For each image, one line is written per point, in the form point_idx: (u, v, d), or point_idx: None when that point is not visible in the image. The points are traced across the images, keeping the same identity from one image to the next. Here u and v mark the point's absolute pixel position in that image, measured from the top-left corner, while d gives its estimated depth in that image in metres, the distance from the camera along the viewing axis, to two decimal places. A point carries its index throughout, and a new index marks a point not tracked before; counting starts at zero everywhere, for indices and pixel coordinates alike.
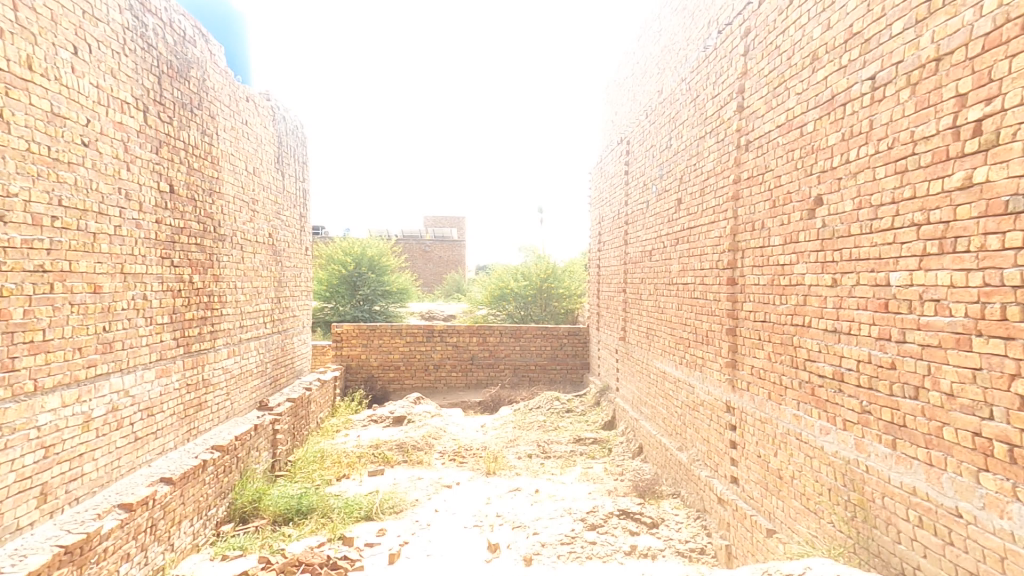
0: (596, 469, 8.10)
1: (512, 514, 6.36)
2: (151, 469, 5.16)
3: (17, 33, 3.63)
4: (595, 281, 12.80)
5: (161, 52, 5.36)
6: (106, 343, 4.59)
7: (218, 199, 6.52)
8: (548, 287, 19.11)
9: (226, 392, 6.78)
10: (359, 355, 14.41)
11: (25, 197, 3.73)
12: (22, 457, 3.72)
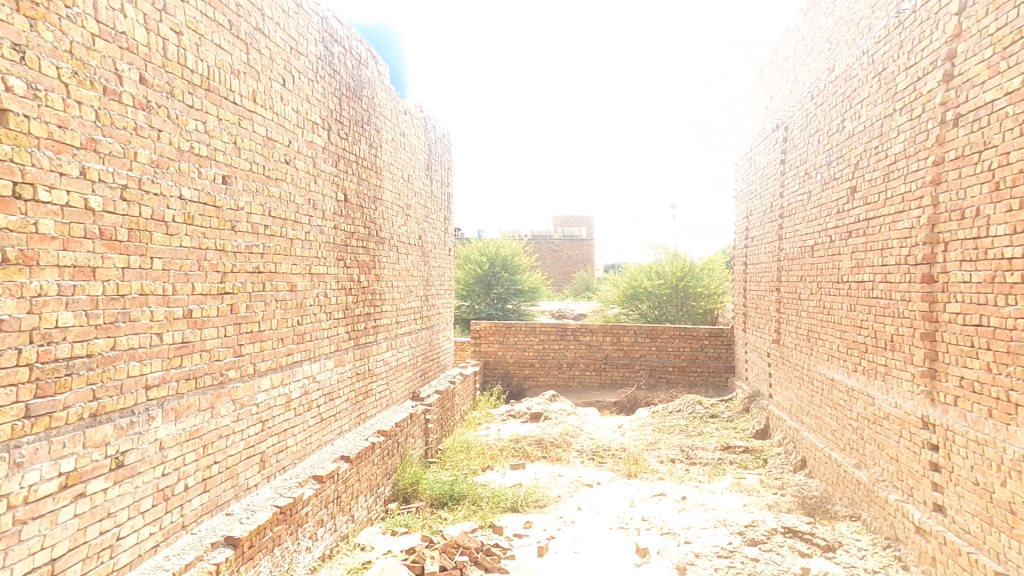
0: (750, 480, 7.56)
1: (660, 520, 6.20)
2: (334, 447, 6.03)
3: (247, 72, 4.54)
4: (741, 279, 11.92)
5: (343, 76, 6.16)
6: (299, 334, 5.39)
7: (380, 205, 7.21)
8: (684, 285, 18.44)
9: (385, 382, 7.56)
10: (496, 351, 15.02)
11: (248, 210, 4.58)
12: (247, 428, 4.66)
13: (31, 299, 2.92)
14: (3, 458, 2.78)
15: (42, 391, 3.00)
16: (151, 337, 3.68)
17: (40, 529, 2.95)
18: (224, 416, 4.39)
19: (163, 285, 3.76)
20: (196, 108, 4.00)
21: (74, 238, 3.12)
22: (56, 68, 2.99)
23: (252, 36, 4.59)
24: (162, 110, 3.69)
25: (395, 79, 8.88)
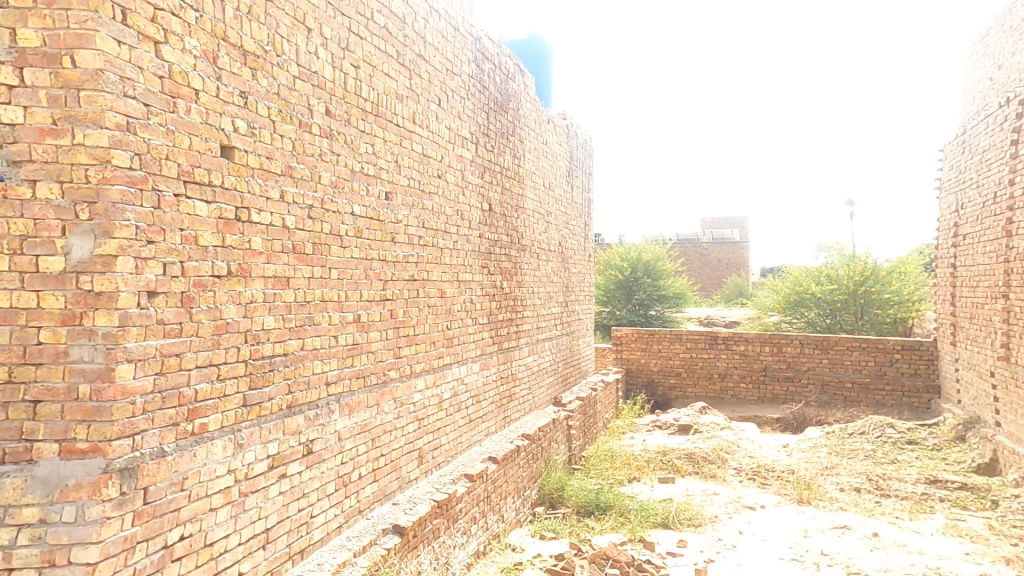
0: (971, 524, 6.23)
1: (846, 557, 5.44)
2: (482, 447, 6.30)
3: (409, 96, 5.00)
4: (949, 283, 9.97)
5: (491, 91, 6.51)
6: (449, 338, 5.74)
7: (522, 213, 7.42)
8: (864, 291, 16.02)
9: (528, 387, 7.72)
10: (638, 358, 14.40)
11: (405, 223, 5.01)
12: (406, 425, 5.06)
13: (246, 304, 3.52)
14: (229, 438, 3.41)
15: (254, 383, 3.61)
16: (330, 338, 4.20)
17: (257, 502, 3.60)
18: (388, 412, 4.83)
19: (339, 293, 4.28)
20: (367, 132, 4.50)
21: (275, 252, 3.70)
22: (267, 108, 3.59)
23: (414, 63, 5.06)
24: (341, 137, 4.22)
25: (539, 90, 9.12)
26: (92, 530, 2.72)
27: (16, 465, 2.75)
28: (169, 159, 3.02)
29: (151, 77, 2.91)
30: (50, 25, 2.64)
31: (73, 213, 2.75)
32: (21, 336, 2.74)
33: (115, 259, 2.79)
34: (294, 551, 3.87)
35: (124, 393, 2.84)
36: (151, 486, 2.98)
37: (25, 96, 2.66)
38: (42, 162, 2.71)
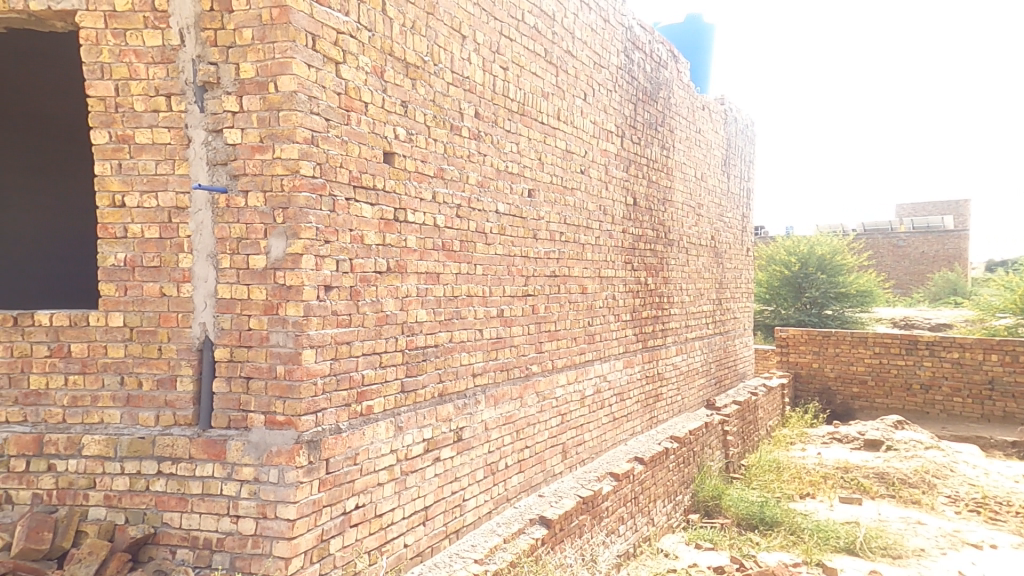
0: None
1: None
2: (627, 446, 6.08)
3: (555, 93, 5.07)
4: None
5: (641, 81, 6.33)
6: (590, 335, 5.63)
7: (670, 207, 7.03)
8: None
9: (676, 387, 7.25)
10: (809, 363, 12.60)
11: (547, 220, 5.05)
12: (549, 419, 5.07)
13: (403, 298, 3.84)
14: (391, 421, 3.74)
15: (411, 371, 3.91)
16: (475, 332, 4.39)
17: (416, 482, 3.88)
18: (531, 406, 4.88)
19: (483, 289, 4.46)
20: (512, 131, 4.64)
21: (427, 249, 3.99)
22: (423, 115, 3.89)
23: (561, 60, 5.11)
24: (488, 138, 4.41)
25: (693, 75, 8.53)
26: (290, 491, 3.18)
27: (237, 430, 3.34)
28: (343, 167, 3.44)
29: (332, 94, 3.34)
30: (262, 59, 3.16)
31: (273, 218, 3.27)
32: (238, 322, 3.33)
33: (301, 258, 3.24)
34: (449, 531, 4.11)
35: (308, 374, 3.28)
36: (331, 457, 3.40)
37: (243, 121, 3.24)
38: (253, 176, 3.27)
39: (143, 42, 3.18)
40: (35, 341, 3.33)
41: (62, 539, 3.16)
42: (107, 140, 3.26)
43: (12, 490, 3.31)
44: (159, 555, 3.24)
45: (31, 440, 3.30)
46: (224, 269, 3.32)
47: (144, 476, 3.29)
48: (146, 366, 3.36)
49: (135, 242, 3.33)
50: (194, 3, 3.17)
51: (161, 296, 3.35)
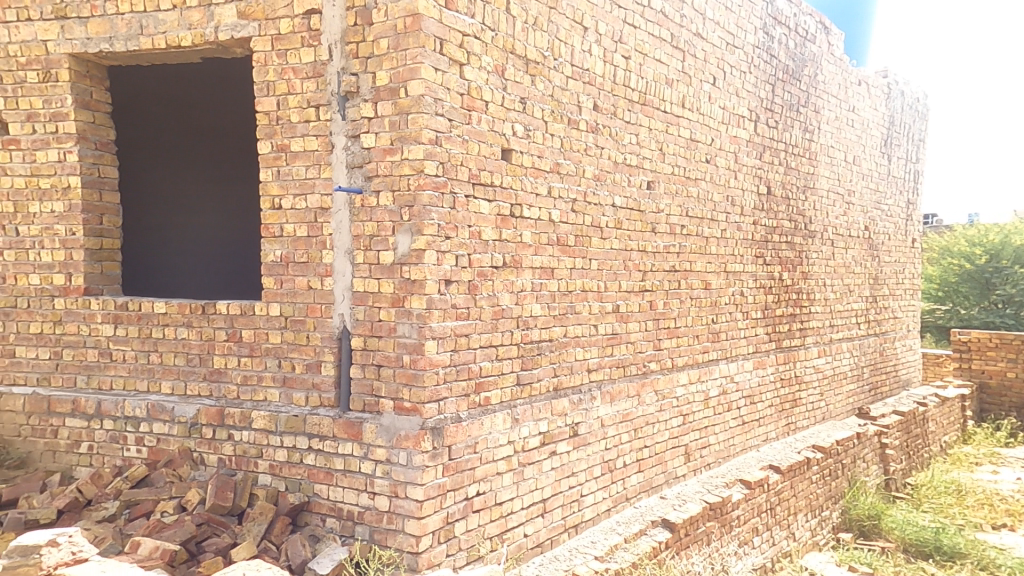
0: None
1: None
2: (760, 453, 5.70)
3: (680, 79, 4.83)
4: None
5: (781, 59, 5.82)
6: (714, 333, 5.29)
7: (812, 194, 6.37)
8: None
9: (819, 392, 6.57)
10: (1001, 371, 10.70)
11: (667, 212, 4.83)
12: (670, 419, 4.86)
13: (518, 292, 3.90)
14: (507, 413, 3.82)
15: (526, 365, 3.97)
16: (590, 327, 4.33)
17: (534, 473, 3.93)
18: (649, 404, 4.71)
19: (599, 284, 4.37)
20: (632, 122, 4.50)
21: (542, 244, 4.01)
22: (541, 110, 3.92)
23: (689, 43, 4.87)
24: (606, 130, 4.32)
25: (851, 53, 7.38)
26: (417, 474, 3.39)
27: (371, 414, 3.62)
28: (463, 165, 3.57)
29: (455, 95, 3.49)
30: (396, 66, 3.39)
31: (400, 216, 3.49)
32: (370, 314, 3.62)
33: (424, 253, 3.43)
34: (568, 525, 4.11)
35: (431, 363, 3.46)
36: (453, 444, 3.55)
37: (377, 126, 3.50)
38: (384, 177, 3.52)
39: (298, 60, 3.55)
40: (216, 327, 3.88)
41: (241, 499, 3.58)
42: (269, 150, 3.72)
43: (201, 453, 3.83)
44: (312, 522, 3.63)
45: (216, 412, 3.83)
46: (359, 264, 3.62)
47: (298, 450, 3.71)
48: (297, 351, 3.78)
49: (289, 240, 3.76)
50: (340, 21, 3.46)
51: (308, 289, 3.74)
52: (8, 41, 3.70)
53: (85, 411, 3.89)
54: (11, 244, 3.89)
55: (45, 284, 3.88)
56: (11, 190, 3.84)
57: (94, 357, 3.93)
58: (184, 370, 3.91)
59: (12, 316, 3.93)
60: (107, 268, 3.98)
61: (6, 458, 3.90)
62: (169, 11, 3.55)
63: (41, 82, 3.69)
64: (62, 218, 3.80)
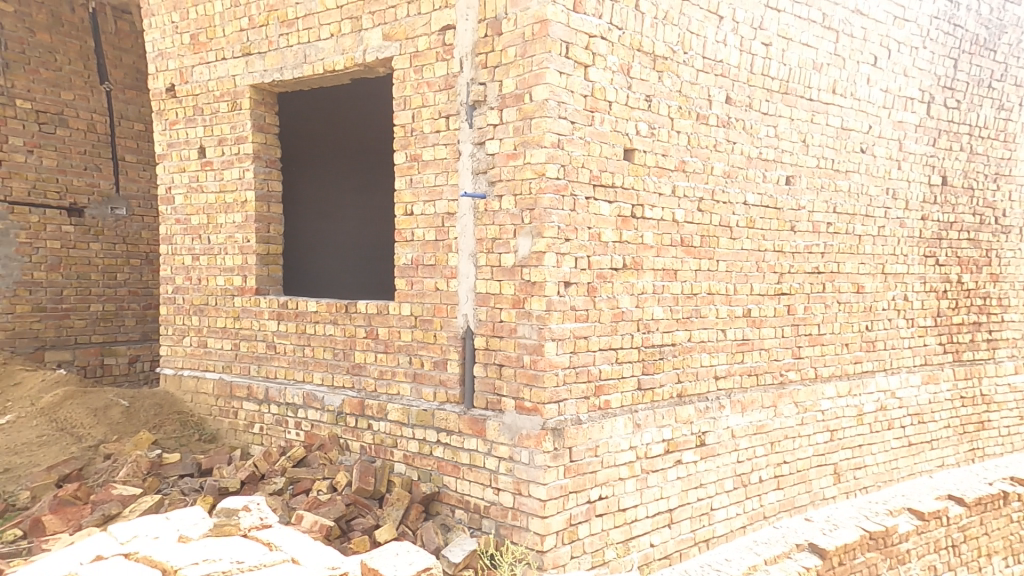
0: None
1: None
2: (933, 480, 5.13)
3: (832, 62, 4.43)
4: None
5: (969, 28, 5.09)
6: (869, 342, 4.82)
7: (1006, 183, 5.51)
8: None
9: (1016, 414, 5.68)
10: None
11: (810, 209, 4.45)
12: (814, 435, 4.51)
13: (638, 295, 3.81)
14: (628, 418, 3.73)
15: (647, 369, 3.85)
16: (717, 332, 4.10)
17: (658, 481, 3.82)
18: (788, 417, 4.38)
19: (727, 286, 4.13)
20: (770, 114, 4.20)
21: (665, 245, 3.88)
22: (667, 107, 3.79)
23: (846, 22, 4.44)
24: (739, 123, 4.07)
25: None
26: (539, 473, 3.44)
27: (493, 411, 3.74)
28: (584, 167, 3.56)
29: (579, 98, 3.49)
30: (522, 73, 3.46)
31: (521, 219, 3.56)
32: (491, 314, 3.74)
33: (544, 255, 3.47)
34: (699, 539, 3.95)
35: (551, 364, 3.50)
36: (574, 446, 3.54)
37: (502, 132, 3.61)
38: (507, 182, 3.62)
39: (432, 74, 3.78)
40: (357, 324, 4.25)
41: (381, 485, 3.92)
42: (403, 160, 4.01)
43: (346, 439, 4.25)
44: (442, 512, 3.85)
45: (357, 403, 4.20)
46: (482, 266, 3.76)
47: (428, 442, 3.95)
48: (426, 349, 4.01)
49: (419, 244, 4.01)
50: (472, 34, 3.61)
51: (436, 290, 3.96)
52: (209, 78, 4.37)
53: (256, 396, 4.47)
54: (203, 250, 4.61)
55: (227, 284, 4.56)
56: (203, 204, 4.54)
57: (262, 349, 4.52)
58: (330, 363, 4.34)
59: (203, 311, 4.65)
60: (273, 271, 4.58)
61: (200, 432, 4.53)
62: (326, 40, 3.96)
63: (230, 111, 4.32)
64: (241, 227, 4.44)
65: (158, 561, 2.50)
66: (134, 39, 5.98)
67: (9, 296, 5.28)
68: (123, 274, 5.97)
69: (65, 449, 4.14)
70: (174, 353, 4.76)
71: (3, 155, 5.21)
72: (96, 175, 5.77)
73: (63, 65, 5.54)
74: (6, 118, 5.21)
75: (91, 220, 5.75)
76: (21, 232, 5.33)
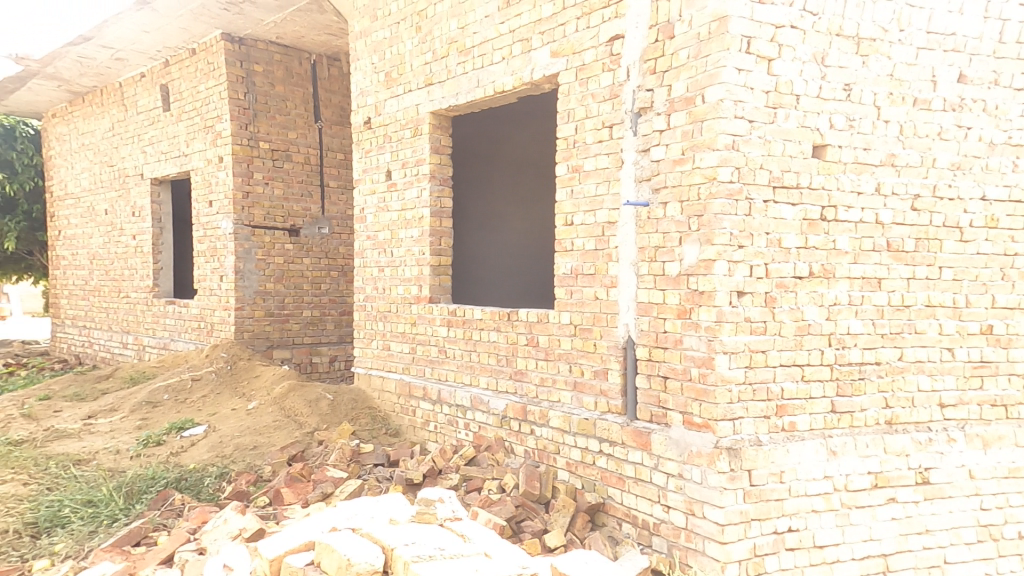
0: None
1: None
2: None
3: None
4: None
5: None
6: None
7: None
8: None
9: None
10: None
11: None
12: None
13: (829, 307, 3.41)
14: (821, 443, 3.36)
15: (842, 390, 3.43)
16: (939, 351, 3.55)
17: (865, 519, 3.41)
18: None
19: (954, 297, 3.54)
20: None
21: (863, 251, 3.43)
22: (873, 95, 3.37)
23: None
24: (977, 103, 3.51)
25: None
26: (715, 494, 3.23)
27: (659, 425, 3.59)
28: (762, 168, 3.28)
29: (759, 94, 3.24)
30: (693, 74, 3.31)
31: (688, 226, 3.40)
32: (655, 324, 3.61)
33: (714, 263, 3.26)
34: None
35: (723, 380, 3.27)
36: (754, 470, 3.27)
37: (669, 137, 3.47)
38: (672, 188, 3.47)
39: (597, 85, 3.80)
40: (518, 331, 4.41)
41: (546, 490, 4.05)
42: (564, 171, 4.08)
43: (511, 443, 4.44)
44: (609, 524, 3.81)
45: (520, 408, 4.36)
46: (643, 274, 3.65)
47: (590, 451, 3.95)
48: (585, 358, 4.02)
49: (580, 253, 4.04)
50: (642, 40, 3.54)
51: (595, 299, 3.95)
52: (398, 109, 4.96)
53: (431, 397, 4.92)
54: (388, 262, 5.20)
55: (406, 293, 5.08)
56: (389, 221, 5.14)
57: (435, 352, 4.94)
58: (495, 368, 4.57)
59: (387, 317, 5.25)
60: (444, 280, 4.97)
61: (387, 427, 5.13)
62: (498, 63, 4.24)
63: (413, 137, 4.85)
64: (417, 241, 4.92)
65: (377, 538, 2.91)
66: (343, 81, 6.95)
67: (250, 304, 6.44)
68: (325, 283, 6.96)
69: (292, 432, 4.93)
70: (364, 354, 5.46)
71: (249, 188, 6.40)
72: (309, 200, 6.80)
73: (291, 110, 6.65)
74: (253, 157, 6.40)
75: (305, 239, 6.81)
76: (259, 250, 6.50)
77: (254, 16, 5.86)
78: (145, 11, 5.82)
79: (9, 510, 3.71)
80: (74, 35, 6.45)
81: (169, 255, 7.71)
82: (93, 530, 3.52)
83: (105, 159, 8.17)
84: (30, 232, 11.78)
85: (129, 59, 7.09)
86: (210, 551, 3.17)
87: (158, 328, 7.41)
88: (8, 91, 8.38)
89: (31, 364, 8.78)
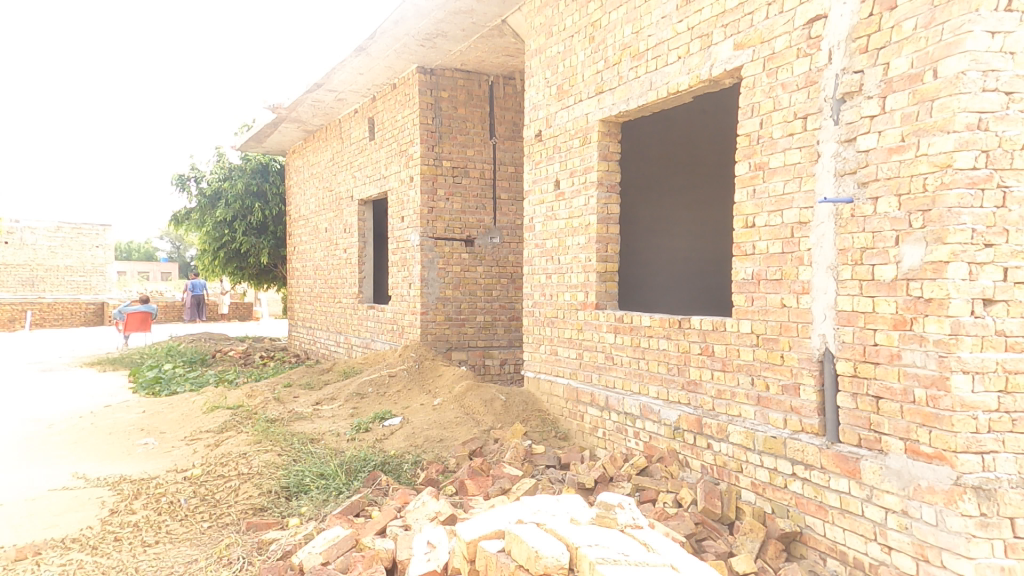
0: None
1: None
2: None
3: None
4: None
5: None
6: None
7: None
8: None
9: None
10: None
11: None
12: None
13: None
14: None
15: None
16: None
17: None
18: None
19: None
20: None
21: None
22: None
23: None
24: None
25: None
26: (959, 541, 2.73)
27: (870, 451, 3.11)
28: (1021, 149, 2.77)
29: (1015, 60, 2.74)
30: (920, 47, 2.85)
31: (908, 223, 2.91)
32: (862, 336, 3.12)
33: (946, 266, 2.76)
34: None
35: (963, 405, 2.74)
36: (1018, 518, 2.74)
37: (883, 122, 3.00)
38: (886, 180, 2.99)
39: (791, 73, 3.47)
40: (691, 340, 4.19)
41: (728, 510, 3.76)
42: (746, 170, 3.79)
43: (686, 456, 4.24)
44: (810, 556, 3.42)
45: (695, 420, 4.14)
46: (845, 280, 3.19)
47: (780, 473, 3.59)
48: (771, 370, 3.65)
49: (762, 257, 3.69)
50: (851, 17, 3.15)
51: (782, 307, 3.57)
52: (569, 120, 5.13)
53: (599, 403, 4.96)
54: (555, 269, 5.38)
55: (572, 299, 5.19)
56: (556, 229, 5.30)
57: (602, 359, 4.95)
58: (666, 378, 4.40)
59: (554, 322, 5.43)
60: (610, 287, 4.98)
61: (556, 430, 5.30)
62: (674, 63, 4.19)
63: (582, 146, 4.98)
64: (584, 248, 5.00)
65: (561, 535, 2.89)
66: (516, 98, 7.38)
67: (434, 309, 7.15)
68: (496, 290, 7.41)
69: (472, 428, 5.38)
70: (533, 358, 5.74)
71: (433, 205, 7.10)
72: (482, 212, 7.33)
73: (470, 130, 7.22)
74: (437, 175, 7.10)
75: (479, 248, 7.34)
76: (441, 259, 7.18)
77: (444, 48, 6.60)
78: (362, 56, 6.90)
79: (270, 475, 4.63)
80: (311, 84, 7.93)
81: (371, 266, 8.97)
82: (326, 499, 4.22)
83: (327, 185, 9.71)
84: (275, 249, 14.53)
85: (347, 99, 8.38)
86: (414, 529, 3.57)
87: (363, 330, 8.58)
88: (265, 136, 10.49)
89: (275, 356, 10.78)
